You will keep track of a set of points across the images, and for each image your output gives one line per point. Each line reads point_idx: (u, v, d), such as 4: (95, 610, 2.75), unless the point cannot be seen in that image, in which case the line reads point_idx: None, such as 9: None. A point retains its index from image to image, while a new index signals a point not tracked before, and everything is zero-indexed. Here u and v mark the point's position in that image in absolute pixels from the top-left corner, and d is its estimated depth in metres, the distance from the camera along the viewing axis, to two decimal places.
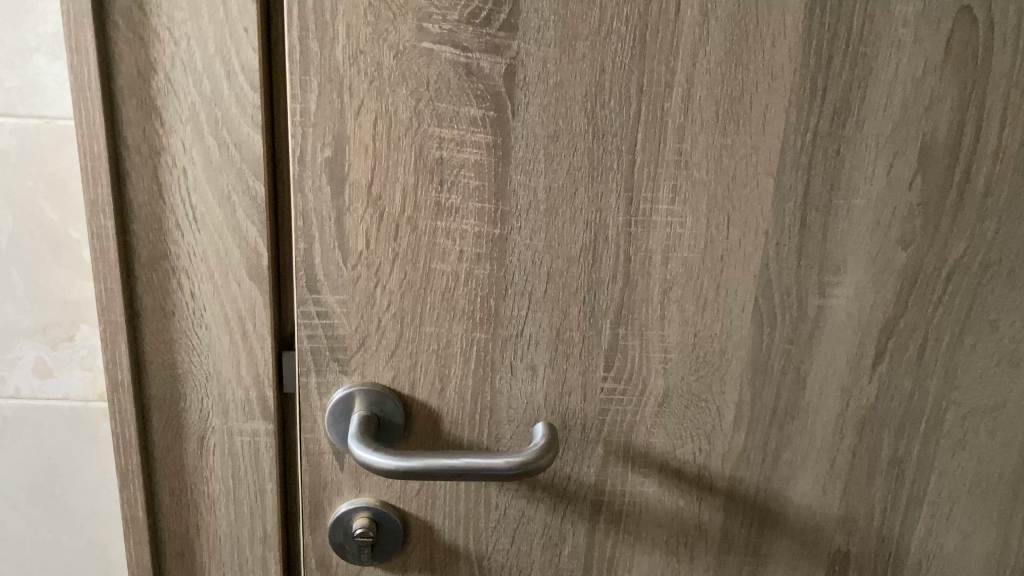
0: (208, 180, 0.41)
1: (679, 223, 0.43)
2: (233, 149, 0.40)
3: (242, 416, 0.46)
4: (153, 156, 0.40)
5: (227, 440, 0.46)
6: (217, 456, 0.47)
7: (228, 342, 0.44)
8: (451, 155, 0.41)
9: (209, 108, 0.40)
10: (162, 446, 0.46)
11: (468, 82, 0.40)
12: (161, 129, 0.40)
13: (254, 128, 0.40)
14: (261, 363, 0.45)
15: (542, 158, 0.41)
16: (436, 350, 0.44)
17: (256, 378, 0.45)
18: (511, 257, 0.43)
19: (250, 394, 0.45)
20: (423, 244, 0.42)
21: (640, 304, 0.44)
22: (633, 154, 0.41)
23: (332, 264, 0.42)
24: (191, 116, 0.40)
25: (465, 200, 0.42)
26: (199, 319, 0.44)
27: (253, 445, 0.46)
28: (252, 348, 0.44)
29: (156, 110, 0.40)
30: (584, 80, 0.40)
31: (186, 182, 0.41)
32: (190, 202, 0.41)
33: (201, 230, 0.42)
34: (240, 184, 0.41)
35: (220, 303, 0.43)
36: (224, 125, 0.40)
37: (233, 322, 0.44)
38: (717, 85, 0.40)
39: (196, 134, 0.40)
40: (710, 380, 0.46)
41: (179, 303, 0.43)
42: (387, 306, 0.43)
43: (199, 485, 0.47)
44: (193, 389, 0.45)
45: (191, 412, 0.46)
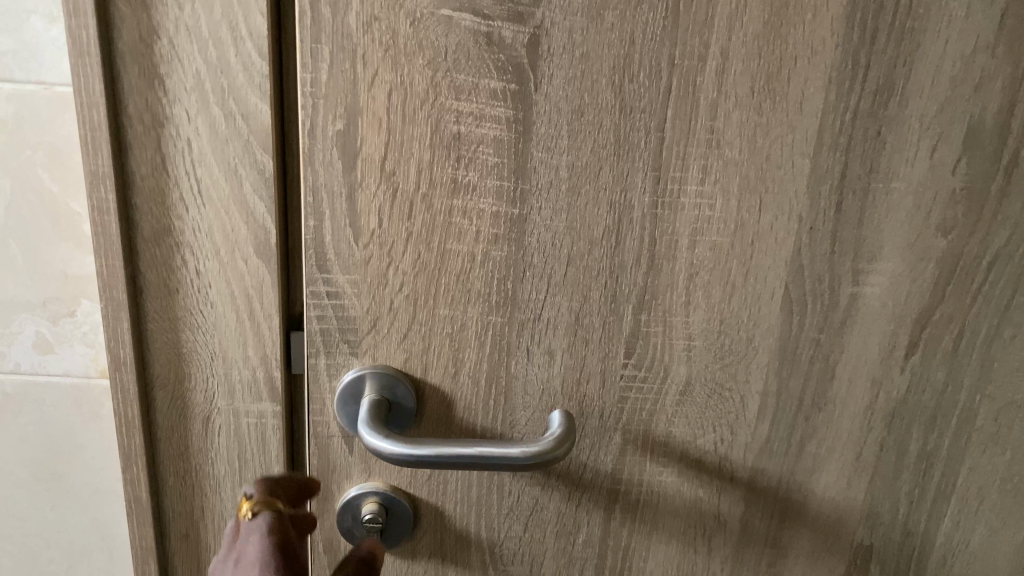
0: (213, 153, 0.39)
1: (709, 205, 0.40)
2: (240, 120, 0.38)
3: (249, 397, 0.44)
4: (156, 127, 0.38)
5: (234, 422, 0.45)
6: (223, 437, 0.45)
7: (234, 321, 0.42)
8: (469, 130, 0.39)
9: (214, 76, 0.37)
10: (166, 425, 0.45)
11: (489, 52, 0.37)
12: (164, 98, 0.38)
13: (262, 98, 0.38)
14: (269, 343, 0.43)
15: (565, 135, 0.39)
16: (450, 333, 0.43)
17: (263, 358, 0.43)
18: (530, 238, 0.41)
19: (257, 374, 0.44)
20: (438, 223, 0.40)
21: (664, 289, 0.42)
22: (662, 131, 0.39)
23: (343, 242, 0.40)
24: (195, 84, 0.38)
25: (483, 177, 0.40)
26: (204, 297, 0.42)
27: (260, 427, 0.45)
28: (259, 327, 0.43)
29: (159, 78, 0.38)
30: (611, 52, 0.37)
31: (192, 155, 0.39)
32: (196, 175, 0.39)
33: (206, 204, 0.40)
34: (247, 157, 0.39)
35: (226, 280, 0.41)
36: (231, 95, 0.38)
37: (240, 301, 0.42)
38: (754, 59, 0.38)
39: (201, 104, 0.38)
40: (735, 370, 0.44)
41: (183, 279, 0.42)
42: (400, 287, 0.41)
43: (204, 466, 0.46)
44: (198, 369, 0.43)
45: (196, 392, 0.44)
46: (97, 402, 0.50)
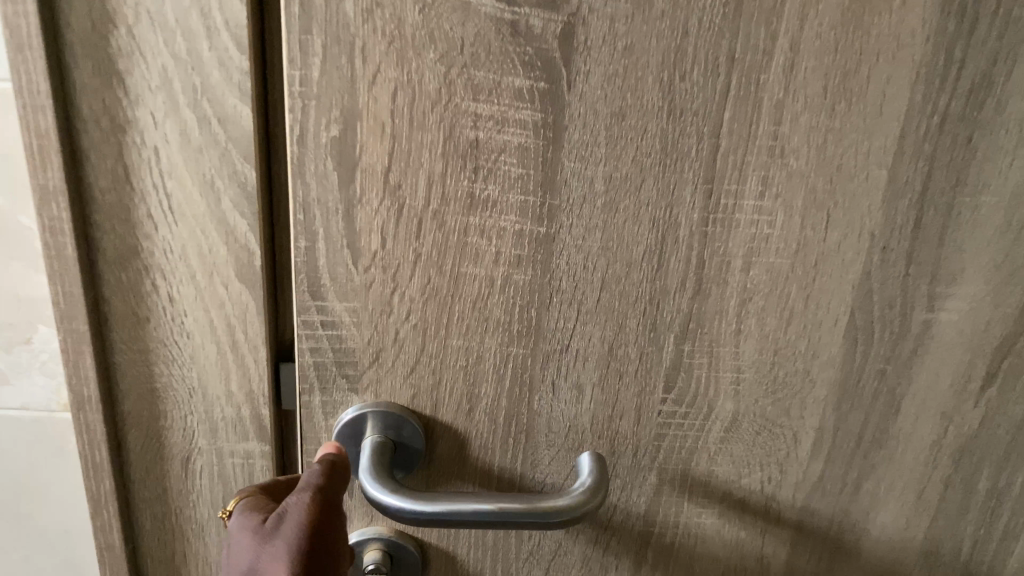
0: (186, 162, 0.33)
1: (768, 222, 0.35)
2: (216, 125, 0.32)
3: (234, 436, 0.39)
4: (117, 133, 0.32)
5: (216, 463, 0.39)
6: (204, 479, 0.40)
7: (215, 354, 0.37)
8: (490, 136, 0.33)
9: (184, 73, 0.31)
10: (140, 467, 0.39)
11: (514, 44, 0.31)
12: (125, 100, 0.32)
13: (242, 98, 0.32)
14: (255, 378, 0.37)
15: (602, 141, 0.33)
16: (465, 366, 0.37)
17: (248, 394, 0.38)
18: (559, 260, 0.35)
19: (243, 412, 0.38)
20: (452, 243, 0.34)
21: (711, 316, 0.37)
22: (717, 138, 0.33)
23: (340, 266, 0.35)
24: (162, 83, 0.31)
25: (504, 191, 0.34)
26: (179, 327, 0.36)
27: (247, 468, 0.39)
28: (243, 360, 0.37)
29: (117, 75, 0.31)
30: (661, 44, 0.31)
31: (161, 166, 0.33)
32: (165, 189, 0.33)
33: (178, 222, 0.34)
34: (225, 168, 0.33)
35: (204, 308, 0.36)
36: (205, 95, 0.32)
37: (220, 331, 0.36)
38: (829, 53, 0.32)
39: (170, 105, 0.32)
40: (788, 405, 0.39)
41: (155, 307, 0.36)
42: (406, 316, 0.36)
43: (185, 510, 0.41)
44: (175, 405, 0.38)
45: (174, 431, 0.39)
46: (60, 436, 0.44)
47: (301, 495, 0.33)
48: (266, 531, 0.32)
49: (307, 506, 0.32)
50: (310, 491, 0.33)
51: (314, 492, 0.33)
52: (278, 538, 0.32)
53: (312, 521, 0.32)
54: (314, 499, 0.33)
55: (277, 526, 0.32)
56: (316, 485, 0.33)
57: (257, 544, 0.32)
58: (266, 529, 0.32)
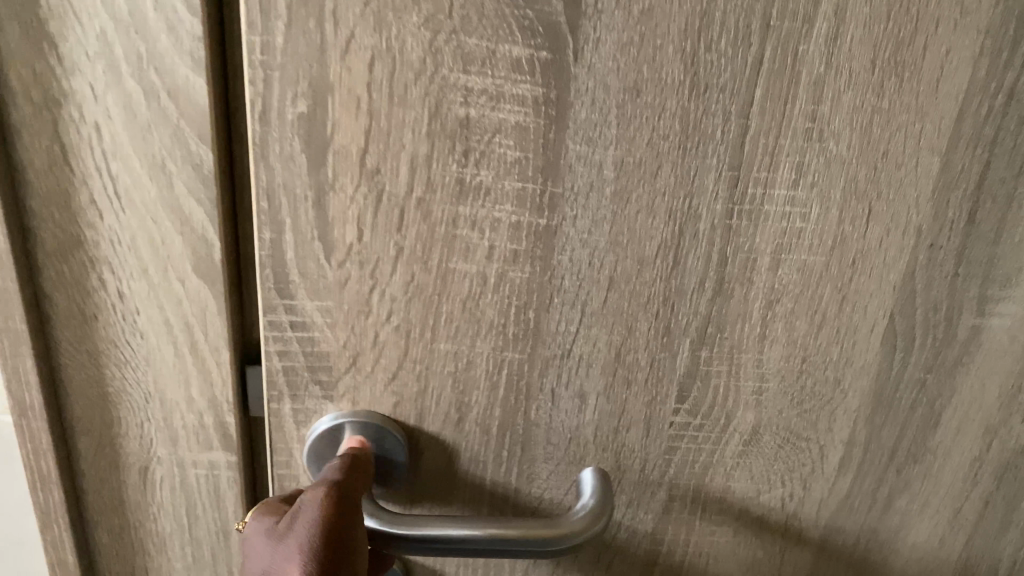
0: (132, 142, 0.28)
1: (801, 215, 0.30)
2: (165, 99, 0.28)
3: (196, 446, 0.35)
4: (50, 107, 0.28)
5: (178, 473, 0.35)
6: (165, 491, 0.36)
7: (172, 357, 0.33)
8: (482, 114, 0.28)
9: (126, 38, 0.27)
10: (93, 477, 0.35)
11: (512, 6, 0.26)
12: (58, 68, 0.27)
13: (194, 68, 0.27)
14: (218, 384, 0.33)
15: (613, 121, 0.28)
16: (454, 372, 0.33)
17: (211, 401, 0.34)
18: (560, 256, 0.31)
19: (205, 419, 0.34)
20: (439, 236, 0.30)
21: (733, 320, 0.32)
22: (745, 118, 0.28)
23: (311, 261, 0.30)
24: (100, 49, 0.27)
25: (498, 178, 0.29)
26: (131, 326, 0.32)
27: (212, 479, 0.36)
28: (204, 364, 0.33)
29: (48, 40, 0.27)
30: (684, 8, 0.27)
31: (103, 146, 0.29)
32: (110, 172, 0.29)
33: (126, 209, 0.30)
34: (177, 148, 0.29)
35: (159, 305, 0.31)
36: (151, 63, 0.27)
37: (178, 332, 0.32)
38: (881, 21, 0.27)
39: (111, 76, 0.27)
40: (816, 417, 0.35)
41: (103, 304, 0.32)
42: (388, 317, 0.32)
43: (145, 523, 0.37)
44: (130, 412, 0.34)
45: (129, 440, 0.34)
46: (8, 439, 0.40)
47: (315, 490, 0.29)
48: (279, 530, 0.29)
49: (320, 500, 0.29)
50: (325, 487, 0.29)
51: (330, 488, 0.29)
52: (289, 537, 0.28)
53: (326, 518, 0.28)
54: (329, 495, 0.29)
55: (289, 525, 0.28)
56: (332, 480, 0.30)
57: (269, 544, 0.28)
58: (277, 529, 0.29)
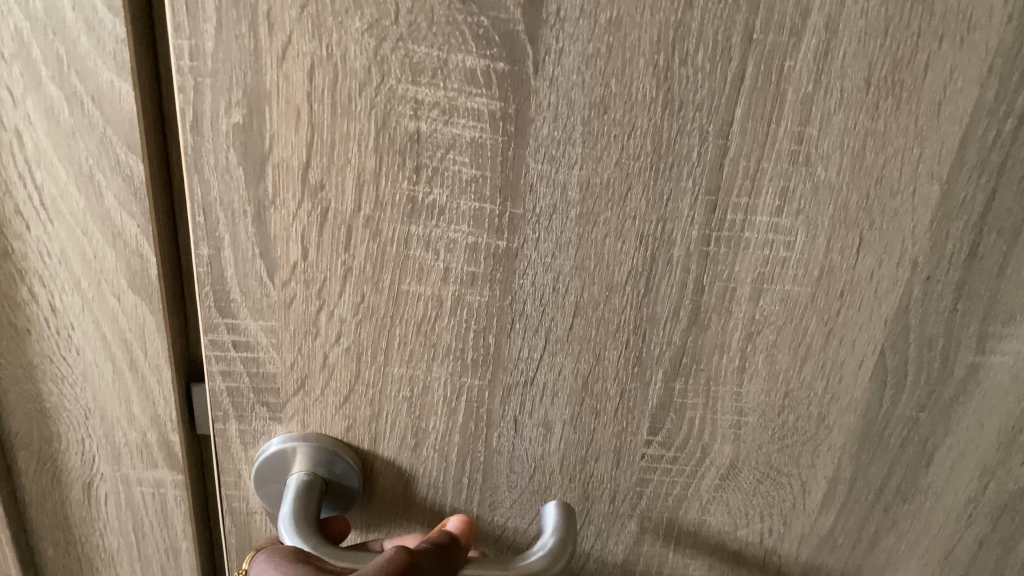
0: (56, 150, 0.26)
1: (785, 244, 0.28)
2: (90, 105, 0.25)
3: (140, 463, 0.33)
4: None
5: (122, 490, 0.34)
6: (111, 506, 0.34)
7: (111, 374, 0.31)
8: (435, 128, 0.26)
9: (44, 39, 0.24)
10: (34, 491, 0.34)
11: (465, 12, 0.24)
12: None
13: (120, 73, 0.25)
14: (160, 401, 0.31)
15: (579, 139, 0.26)
16: (409, 397, 0.31)
17: (154, 419, 0.32)
18: (521, 280, 0.28)
19: (149, 437, 0.32)
20: (390, 256, 0.28)
21: (710, 351, 0.30)
22: (725, 139, 0.26)
23: (253, 279, 0.28)
24: (16, 50, 0.24)
25: (453, 197, 0.27)
26: (66, 341, 0.30)
27: (158, 497, 0.34)
28: (144, 381, 0.31)
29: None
30: (657, 17, 0.24)
31: (26, 152, 0.26)
32: (34, 181, 0.27)
33: (53, 220, 0.27)
34: (106, 158, 0.26)
35: (94, 320, 0.29)
36: (73, 68, 0.25)
37: (115, 348, 0.30)
38: (877, 36, 0.24)
39: (29, 79, 0.25)
40: (798, 452, 0.33)
41: (35, 318, 0.29)
42: (337, 339, 0.30)
43: (91, 536, 0.35)
44: (70, 428, 0.32)
45: (71, 456, 0.33)
46: None
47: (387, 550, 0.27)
48: None
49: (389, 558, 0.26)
50: (401, 549, 0.27)
51: (401, 551, 0.27)
52: None
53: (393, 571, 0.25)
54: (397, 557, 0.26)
55: None
56: (405, 547, 0.27)
57: None
58: None
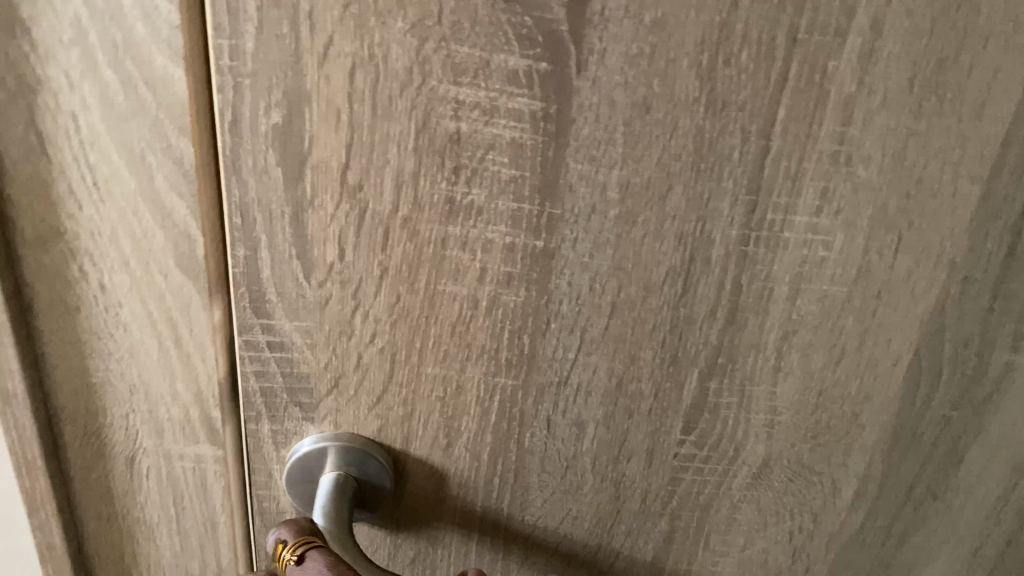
0: (110, 131, 0.28)
1: (823, 243, 0.28)
2: (144, 90, 0.27)
3: (182, 439, 0.34)
4: (24, 95, 0.27)
5: (164, 466, 0.35)
6: (152, 482, 0.35)
7: (156, 352, 0.32)
8: (475, 129, 0.25)
9: (101, 24, 0.26)
10: (80, 468, 0.35)
11: (509, 13, 0.24)
12: (32, 55, 0.26)
13: (170, 57, 0.26)
14: (202, 380, 0.32)
15: (619, 139, 0.26)
16: (443, 397, 0.31)
17: (197, 397, 0.33)
18: (558, 280, 0.28)
19: (191, 415, 0.33)
20: (426, 257, 0.28)
21: (745, 351, 0.30)
22: (766, 139, 0.26)
23: (288, 280, 0.28)
24: (75, 35, 0.26)
25: (492, 197, 0.27)
26: (114, 319, 0.31)
27: (199, 472, 0.35)
28: (189, 359, 0.32)
29: (21, 25, 0.26)
30: (702, 17, 0.24)
31: (81, 137, 0.28)
32: (88, 162, 0.28)
33: (105, 198, 0.29)
34: (156, 139, 0.28)
35: (141, 299, 0.31)
36: (126, 50, 0.26)
37: (161, 326, 0.31)
38: (923, 36, 0.24)
39: (86, 63, 0.26)
40: (830, 451, 0.33)
41: (85, 297, 0.31)
42: (371, 339, 0.29)
43: (134, 511, 0.36)
44: (115, 405, 0.33)
45: (115, 431, 0.34)
46: None
47: None
48: None
49: None
50: None
51: None
52: None
53: None
54: None
55: None
56: None
57: None
58: None
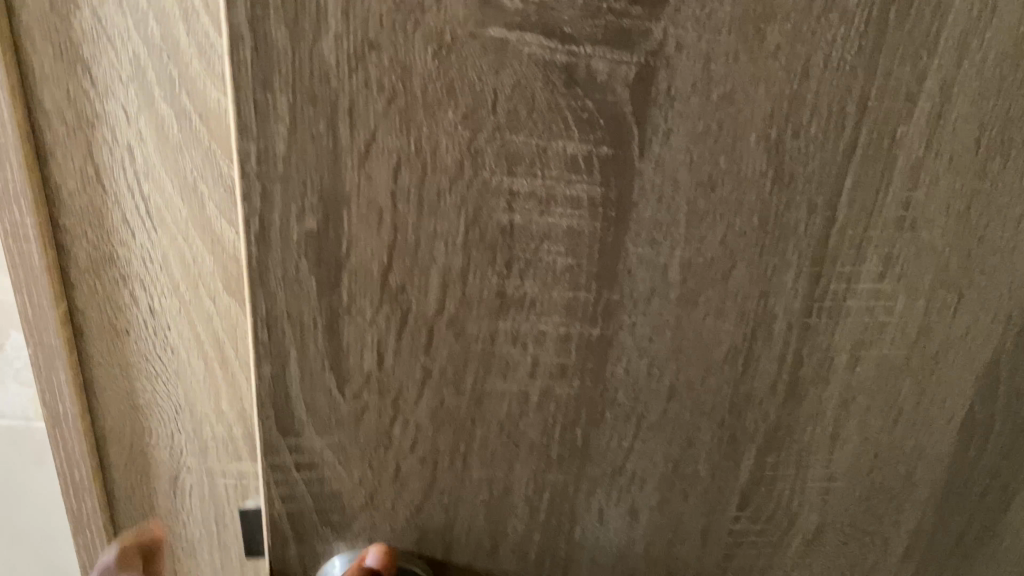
0: (163, 162, 0.34)
1: (885, 308, 0.27)
2: (195, 119, 0.33)
3: (226, 457, 0.40)
4: (83, 127, 0.33)
5: (206, 481, 0.40)
6: (194, 497, 0.41)
7: (203, 372, 0.38)
8: (529, 220, 0.23)
9: (160, 62, 0.32)
10: (125, 482, 0.41)
11: (569, 97, 0.22)
12: (92, 90, 0.32)
13: (222, 91, 0.32)
14: (245, 396, 0.38)
15: (683, 220, 0.24)
16: (488, 499, 0.28)
17: (240, 414, 0.39)
18: (614, 368, 0.26)
19: (234, 431, 0.39)
20: (474, 357, 0.25)
21: (803, 420, 0.29)
22: (832, 210, 0.24)
23: (321, 393, 0.25)
24: (134, 73, 0.32)
25: (546, 289, 0.25)
26: (164, 342, 0.37)
27: (240, 487, 0.40)
28: (234, 376, 0.38)
29: (82, 63, 0.32)
30: (772, 90, 0.22)
31: (136, 164, 0.34)
32: (143, 191, 0.34)
33: (157, 229, 0.35)
34: (208, 168, 0.34)
35: (188, 321, 0.36)
36: (182, 85, 0.32)
37: (207, 343, 0.37)
38: (990, 97, 0.23)
39: (142, 100, 0.32)
40: (883, 511, 0.31)
41: (135, 320, 0.37)
42: (412, 447, 0.27)
43: (174, 528, 0.42)
44: (160, 423, 0.39)
45: (159, 450, 0.39)
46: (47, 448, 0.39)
47: None
48: None
49: None
50: None
51: None
52: None
53: None
54: None
55: None
56: None
57: None
58: None
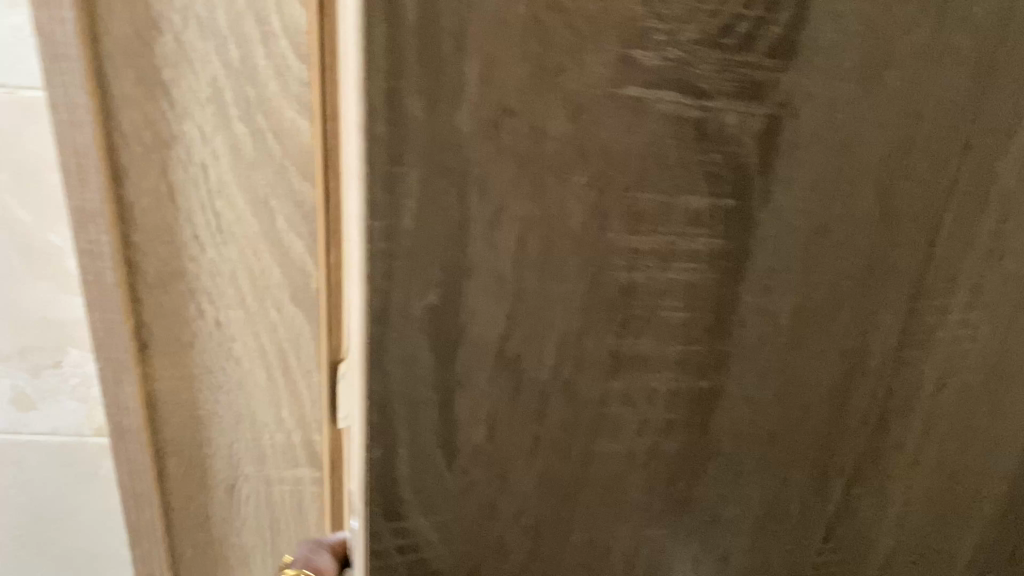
0: (236, 180, 0.39)
1: (971, 335, 0.26)
2: (271, 138, 0.38)
3: (282, 460, 0.47)
4: (160, 148, 0.38)
5: (263, 484, 0.47)
6: (251, 502, 0.48)
7: (266, 380, 0.44)
8: (649, 277, 0.23)
9: (238, 86, 0.37)
10: (180, 471, 0.46)
11: (696, 150, 0.21)
12: (169, 112, 0.37)
13: (298, 114, 0.38)
14: (303, 394, 0.45)
15: (795, 266, 0.24)
16: (587, 563, 0.27)
17: (300, 421, 0.46)
18: (720, 419, 0.26)
19: (291, 436, 0.46)
20: (585, 421, 0.24)
21: (887, 450, 0.28)
22: (933, 246, 0.24)
23: (429, 471, 0.24)
24: (211, 95, 0.37)
25: (661, 345, 0.24)
26: (227, 348, 0.43)
27: (296, 488, 0.48)
28: (294, 376, 0.44)
29: (162, 86, 0.37)
30: (887, 135, 0.22)
31: (210, 183, 0.39)
32: (215, 209, 0.39)
33: (227, 242, 0.40)
34: (279, 186, 0.39)
35: (255, 330, 0.43)
36: (262, 108, 0.37)
37: (272, 351, 0.43)
38: None
39: (219, 119, 0.38)
40: (950, 530, 0.31)
41: (202, 331, 0.43)
42: (516, 519, 0.26)
43: (228, 522, 0.49)
44: (221, 421, 0.45)
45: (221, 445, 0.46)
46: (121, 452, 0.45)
47: None
48: None
49: None
50: None
51: None
52: None
53: None
54: None
55: None
56: None
57: None
58: None
